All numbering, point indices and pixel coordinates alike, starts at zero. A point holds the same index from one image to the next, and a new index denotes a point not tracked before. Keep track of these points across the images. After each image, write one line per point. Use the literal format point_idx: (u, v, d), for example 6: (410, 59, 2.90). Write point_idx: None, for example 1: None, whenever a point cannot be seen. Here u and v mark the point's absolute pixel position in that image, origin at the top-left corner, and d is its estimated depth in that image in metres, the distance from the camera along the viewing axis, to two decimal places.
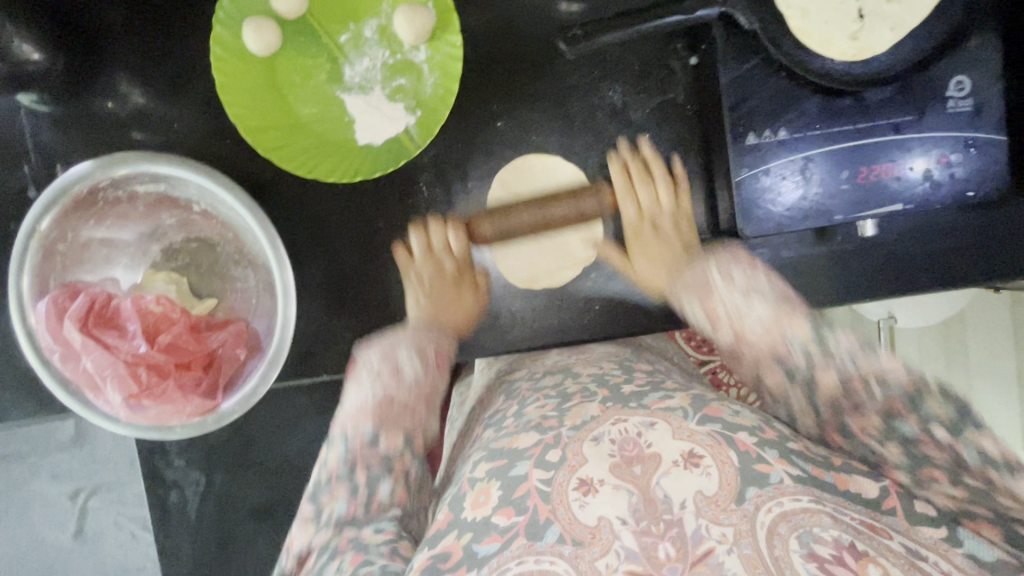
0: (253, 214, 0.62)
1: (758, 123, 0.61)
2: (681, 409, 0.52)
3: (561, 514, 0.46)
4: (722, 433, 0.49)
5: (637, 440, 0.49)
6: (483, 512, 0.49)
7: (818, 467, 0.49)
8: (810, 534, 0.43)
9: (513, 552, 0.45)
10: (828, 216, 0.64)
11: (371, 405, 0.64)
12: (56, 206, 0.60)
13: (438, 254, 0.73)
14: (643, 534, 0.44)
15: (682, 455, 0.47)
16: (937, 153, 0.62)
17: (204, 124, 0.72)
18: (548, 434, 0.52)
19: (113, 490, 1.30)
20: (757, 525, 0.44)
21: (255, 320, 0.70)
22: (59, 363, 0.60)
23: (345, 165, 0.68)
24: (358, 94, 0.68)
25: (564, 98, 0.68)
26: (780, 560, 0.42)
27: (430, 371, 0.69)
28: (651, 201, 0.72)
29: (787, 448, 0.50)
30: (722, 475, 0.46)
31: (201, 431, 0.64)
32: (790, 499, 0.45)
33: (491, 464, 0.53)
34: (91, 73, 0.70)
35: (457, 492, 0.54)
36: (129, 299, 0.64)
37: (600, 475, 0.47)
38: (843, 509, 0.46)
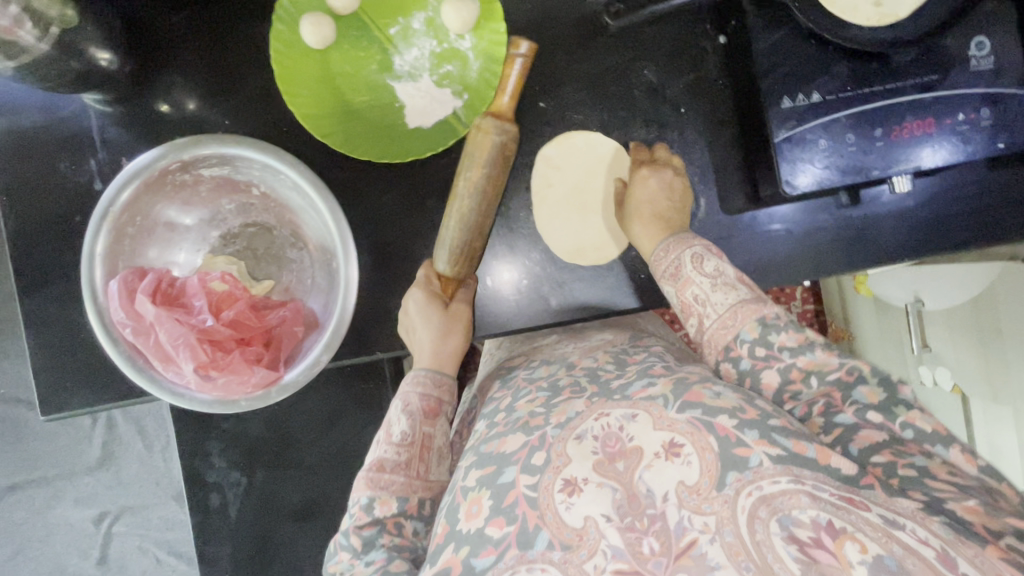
0: (317, 189, 0.64)
1: (790, 88, 0.65)
2: (662, 397, 0.56)
3: (549, 519, 0.51)
4: (702, 420, 0.52)
5: (619, 435, 0.53)
6: (477, 523, 0.54)
7: (801, 442, 0.51)
8: (790, 518, 0.46)
9: (507, 562, 0.50)
10: (866, 172, 0.66)
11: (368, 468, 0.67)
12: (137, 179, 0.62)
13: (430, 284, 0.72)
14: (628, 529, 0.48)
15: (663, 447, 0.51)
16: (965, 109, 0.65)
17: (259, 117, 0.76)
18: (534, 435, 0.57)
19: (137, 514, 1.55)
20: (738, 510, 0.47)
21: (311, 300, 0.73)
22: (130, 337, 0.62)
23: (398, 147, 0.71)
24: (407, 81, 0.72)
25: (603, 77, 0.72)
26: (762, 545, 0.46)
27: (422, 421, 0.69)
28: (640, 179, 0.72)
29: (770, 425, 0.52)
30: (702, 463, 0.50)
31: (265, 403, 0.65)
32: (770, 482, 0.48)
33: (481, 471, 0.57)
34: (153, 73, 0.74)
35: (452, 500, 0.58)
36: (195, 277, 0.66)
37: (583, 474, 0.52)
38: (821, 485, 0.48)
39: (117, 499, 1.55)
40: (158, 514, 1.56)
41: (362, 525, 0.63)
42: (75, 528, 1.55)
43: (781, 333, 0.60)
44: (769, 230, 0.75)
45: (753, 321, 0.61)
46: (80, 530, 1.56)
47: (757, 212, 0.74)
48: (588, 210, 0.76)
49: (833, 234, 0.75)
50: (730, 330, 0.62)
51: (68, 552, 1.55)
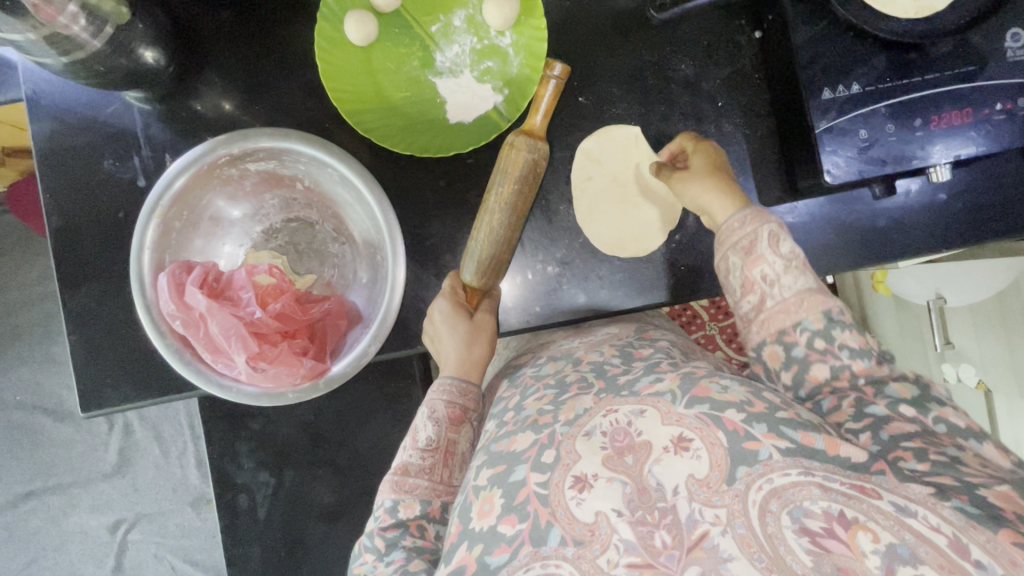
0: (365, 181, 0.65)
1: (830, 79, 0.66)
2: (670, 393, 0.54)
3: (560, 515, 0.49)
4: (709, 415, 0.50)
5: (627, 430, 0.52)
6: (489, 522, 0.52)
7: (809, 434, 0.49)
8: (800, 509, 0.45)
9: (521, 560, 0.49)
10: (906, 161, 0.67)
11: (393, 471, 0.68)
12: (193, 168, 0.63)
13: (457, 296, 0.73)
14: (639, 523, 0.47)
15: (671, 442, 0.50)
16: (1003, 99, 0.65)
17: (300, 114, 0.77)
18: (542, 434, 0.55)
19: (154, 521, 1.54)
20: (750, 504, 0.46)
21: (353, 294, 0.73)
22: (181, 329, 0.62)
23: (439, 141, 0.72)
24: (448, 77, 0.73)
25: (641, 72, 0.74)
26: (775, 538, 0.44)
27: (447, 427, 0.69)
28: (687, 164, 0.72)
29: (777, 419, 0.49)
30: (711, 457, 0.48)
31: (314, 394, 0.65)
32: (779, 475, 0.47)
33: (491, 471, 0.56)
34: (194, 72, 0.75)
35: (464, 500, 0.57)
36: (242, 270, 0.66)
37: (593, 470, 0.50)
38: (832, 475, 0.46)
39: (134, 506, 1.54)
40: (174, 522, 1.55)
41: (385, 527, 0.64)
42: (90, 536, 1.53)
43: (844, 331, 0.60)
44: (804, 221, 0.75)
45: (820, 313, 0.60)
46: (96, 538, 1.54)
47: (793, 204, 0.75)
48: (629, 205, 0.76)
49: (867, 226, 0.76)
50: (792, 316, 0.60)
51: (84, 560, 1.54)
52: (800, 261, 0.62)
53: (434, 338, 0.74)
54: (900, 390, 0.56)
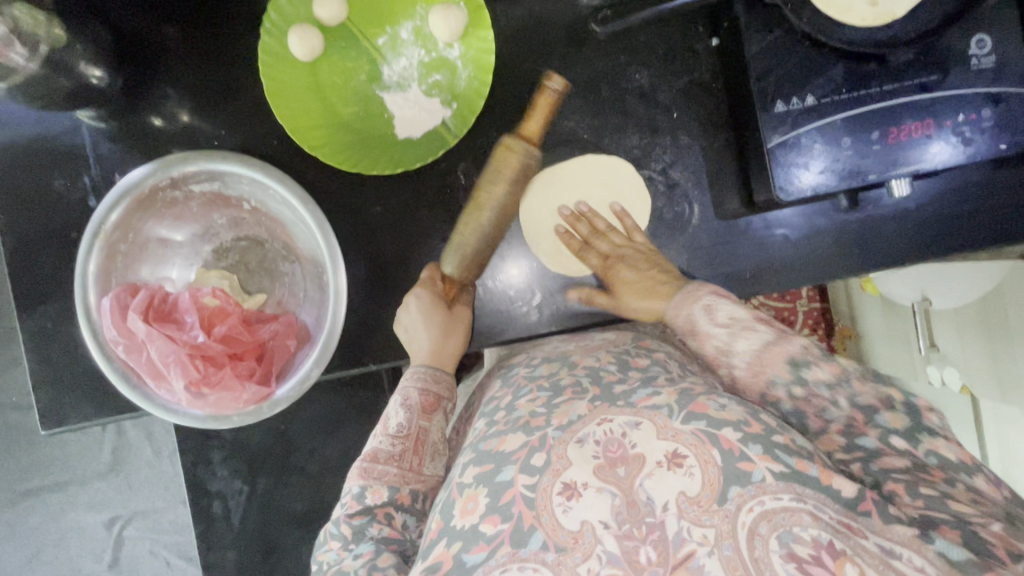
0: (303, 204, 0.66)
1: (784, 91, 0.64)
2: (667, 407, 0.50)
3: (545, 521, 0.47)
4: (706, 432, 0.47)
5: (621, 441, 0.48)
6: (471, 520, 0.49)
7: (804, 461, 0.46)
8: (790, 534, 0.43)
9: (498, 560, 0.46)
10: (862, 176, 0.65)
11: (362, 458, 0.65)
12: (122, 204, 0.63)
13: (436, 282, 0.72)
14: (626, 537, 0.45)
15: (665, 456, 0.47)
16: (964, 110, 0.63)
17: (251, 129, 0.76)
18: (534, 436, 0.52)
19: (146, 519, 1.56)
20: (738, 526, 0.44)
21: (303, 313, 0.73)
22: (123, 355, 0.62)
23: (386, 158, 0.71)
24: (396, 91, 0.72)
25: (594, 83, 0.72)
26: (761, 562, 0.42)
27: (419, 416, 0.67)
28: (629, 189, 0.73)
29: (773, 442, 0.47)
30: (705, 475, 0.46)
31: (258, 418, 0.66)
32: (771, 498, 0.44)
33: (477, 469, 0.52)
34: (143, 89, 0.74)
35: (447, 497, 0.54)
36: (187, 293, 0.66)
37: (582, 478, 0.47)
38: (823, 506, 0.44)
39: (128, 506, 1.55)
40: (167, 520, 1.55)
41: (353, 513, 0.61)
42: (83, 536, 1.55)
43: (812, 369, 0.54)
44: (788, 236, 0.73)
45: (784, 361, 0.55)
46: (93, 535, 1.55)
47: (753, 219, 0.73)
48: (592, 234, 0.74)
49: (835, 239, 0.73)
50: (762, 375, 0.56)
51: (83, 555, 1.55)
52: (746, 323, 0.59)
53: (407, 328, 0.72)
54: (893, 421, 0.50)
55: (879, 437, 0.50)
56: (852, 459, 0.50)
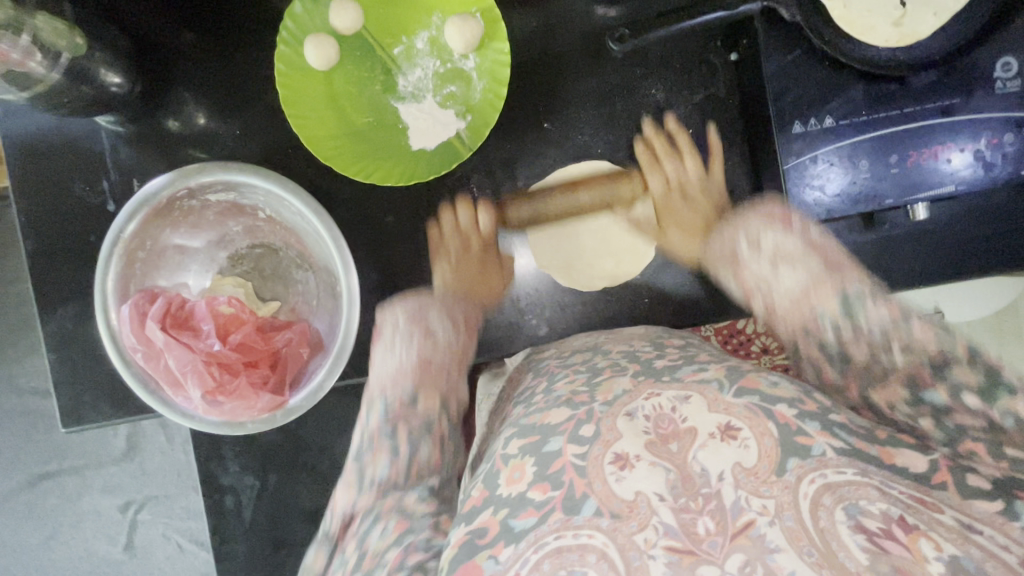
0: (318, 217, 0.66)
1: (802, 112, 0.64)
2: (717, 381, 0.49)
3: (597, 487, 0.44)
4: (759, 406, 0.46)
5: (671, 416, 0.47)
6: (518, 488, 0.47)
7: (862, 440, 0.45)
8: (856, 507, 0.40)
9: (550, 526, 0.43)
10: (878, 200, 0.65)
11: (406, 367, 0.70)
12: (139, 213, 0.64)
13: (466, 232, 0.76)
14: (682, 510, 0.42)
15: (718, 428, 0.45)
16: (987, 134, 0.62)
17: (265, 136, 0.76)
18: (580, 410, 0.51)
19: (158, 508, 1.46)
20: (800, 497, 0.41)
21: (316, 321, 0.74)
22: (142, 362, 0.64)
23: (400, 169, 0.71)
24: (410, 102, 0.72)
25: (608, 96, 0.72)
26: (826, 533, 0.39)
27: (462, 335, 0.74)
28: (678, 168, 0.75)
29: (830, 420, 0.46)
30: (760, 447, 0.43)
31: (271, 425, 0.67)
32: (834, 472, 0.42)
33: (522, 441, 0.51)
34: (160, 94, 0.74)
35: (489, 469, 0.52)
36: (203, 301, 0.67)
37: (636, 451, 0.45)
38: (890, 481, 0.42)
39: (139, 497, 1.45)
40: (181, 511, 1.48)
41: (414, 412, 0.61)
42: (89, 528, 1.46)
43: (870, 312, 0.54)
44: None
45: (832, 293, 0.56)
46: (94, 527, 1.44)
47: None
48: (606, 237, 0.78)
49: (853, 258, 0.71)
50: (807, 307, 0.57)
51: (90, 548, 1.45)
52: (791, 253, 0.61)
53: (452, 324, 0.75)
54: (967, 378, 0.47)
55: (948, 393, 0.47)
56: (917, 417, 0.48)
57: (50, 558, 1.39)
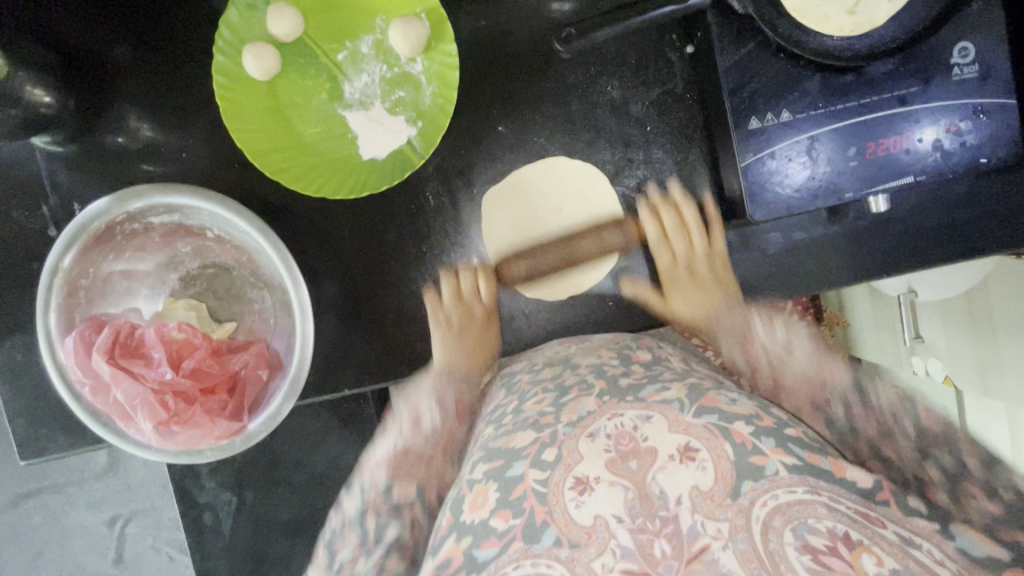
0: (265, 237, 0.65)
1: (759, 107, 0.62)
2: (678, 400, 0.52)
3: (557, 515, 0.47)
4: (717, 424, 0.48)
5: (632, 435, 0.49)
6: (481, 515, 0.49)
7: (815, 455, 0.48)
8: (805, 526, 0.44)
9: (510, 556, 0.46)
10: (838, 194, 0.64)
11: (388, 458, 0.76)
12: (77, 242, 0.62)
13: (467, 300, 0.76)
14: (640, 531, 0.45)
15: (677, 450, 0.47)
16: (946, 121, 0.61)
17: (213, 151, 0.73)
18: (544, 432, 0.52)
19: (147, 517, 1.18)
20: (752, 519, 0.44)
21: (275, 340, 0.72)
22: (90, 397, 0.61)
23: (351, 182, 0.69)
24: (359, 110, 0.69)
25: (565, 97, 0.70)
26: (775, 554, 0.42)
27: (450, 420, 0.78)
28: (687, 248, 0.76)
29: (785, 437, 0.49)
30: (717, 469, 0.46)
31: (231, 451, 0.66)
32: (785, 491, 0.45)
33: (488, 465, 0.52)
34: (99, 111, 0.71)
35: (456, 496, 0.54)
36: (152, 328, 0.65)
37: (594, 473, 0.47)
38: (838, 497, 0.45)
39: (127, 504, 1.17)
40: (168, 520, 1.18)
41: None
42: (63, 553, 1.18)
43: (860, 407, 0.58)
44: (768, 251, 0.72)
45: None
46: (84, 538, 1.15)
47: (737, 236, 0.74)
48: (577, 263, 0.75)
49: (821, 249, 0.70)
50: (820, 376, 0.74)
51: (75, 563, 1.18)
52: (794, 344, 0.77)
53: (443, 328, 0.76)
54: None
55: None
56: None
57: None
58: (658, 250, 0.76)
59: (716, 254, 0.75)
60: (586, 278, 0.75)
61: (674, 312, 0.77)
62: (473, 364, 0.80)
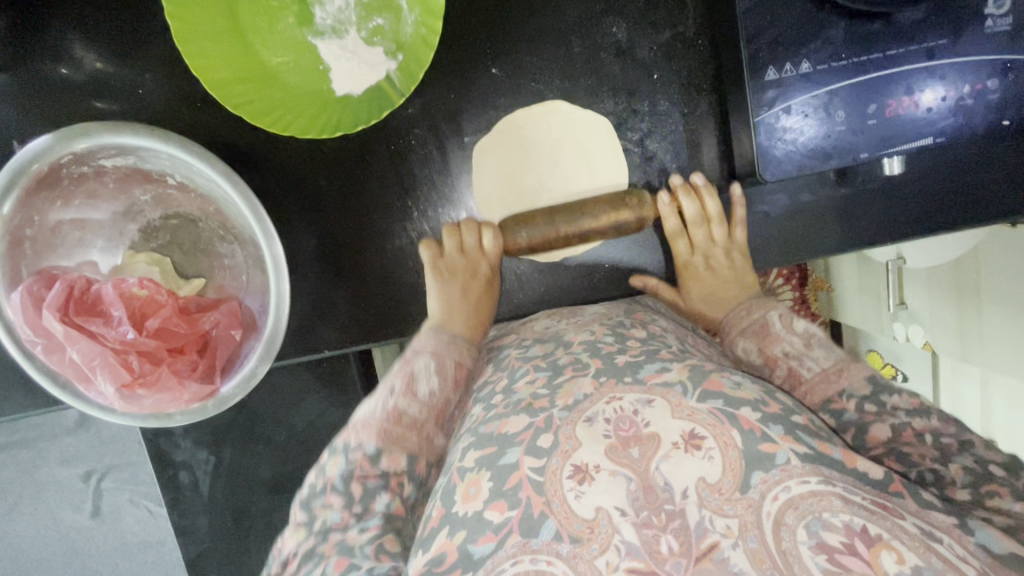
0: (232, 183, 0.58)
1: (777, 56, 0.57)
2: (681, 383, 0.47)
3: (556, 508, 0.41)
4: (724, 410, 0.43)
5: (633, 419, 0.44)
6: (474, 507, 0.43)
7: (825, 442, 0.43)
8: (819, 521, 0.38)
9: (508, 551, 0.40)
10: (852, 154, 0.60)
11: (379, 421, 0.55)
12: (16, 187, 0.55)
13: (471, 254, 0.69)
14: (644, 526, 0.39)
15: (682, 437, 0.42)
16: (971, 80, 0.57)
17: (169, 88, 0.65)
18: (539, 418, 0.47)
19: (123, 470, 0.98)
20: (764, 516, 0.39)
21: (248, 298, 0.67)
22: (42, 356, 0.56)
23: (323, 120, 0.62)
24: (331, 38, 0.62)
25: (563, 37, 0.65)
26: (789, 555, 0.37)
27: (449, 387, 0.60)
28: (687, 133, 0.68)
29: (794, 422, 0.44)
30: (725, 459, 0.41)
31: (204, 415, 0.62)
32: (799, 482, 0.40)
33: (480, 452, 0.47)
34: (38, 37, 0.62)
35: (446, 483, 0.47)
36: (110, 283, 0.59)
37: (595, 461, 0.42)
38: (853, 488, 0.40)
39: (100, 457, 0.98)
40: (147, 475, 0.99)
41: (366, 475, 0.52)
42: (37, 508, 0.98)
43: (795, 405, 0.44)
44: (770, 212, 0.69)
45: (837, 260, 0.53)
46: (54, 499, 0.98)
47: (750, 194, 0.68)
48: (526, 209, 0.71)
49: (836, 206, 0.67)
50: (835, 385, 0.53)
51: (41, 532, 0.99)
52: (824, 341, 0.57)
53: (434, 246, 0.68)
54: None
55: None
56: None
57: (13, 538, 0.99)
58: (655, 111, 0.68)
59: (721, 131, 0.69)
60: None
61: (667, 216, 0.69)
62: (472, 283, 0.68)
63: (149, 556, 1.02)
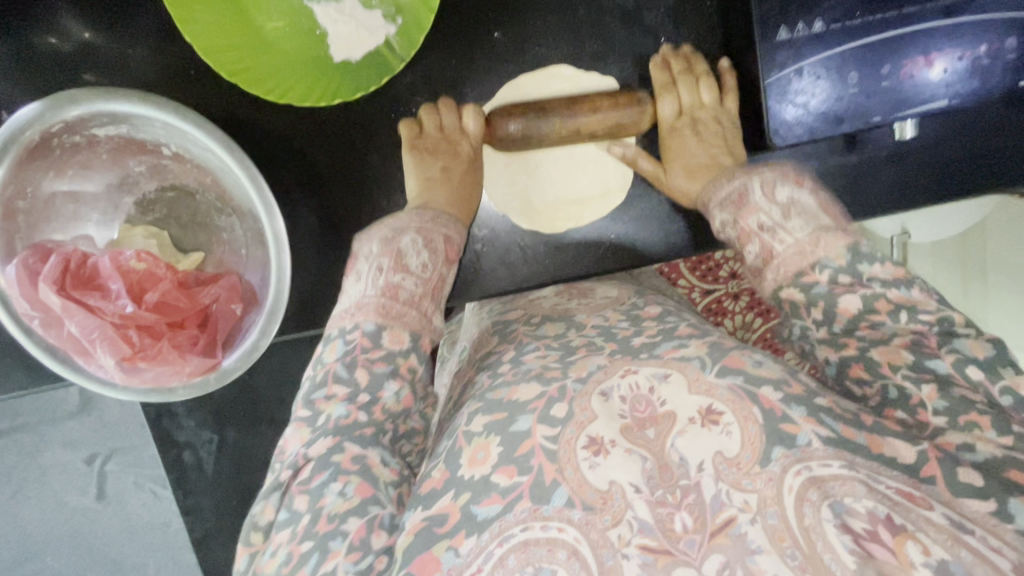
0: (230, 153, 0.57)
1: (791, 14, 0.55)
2: (699, 359, 0.45)
3: (569, 475, 0.40)
4: (744, 389, 0.42)
5: (649, 399, 0.43)
6: (481, 471, 0.42)
7: (850, 426, 0.40)
8: (842, 505, 0.37)
9: (516, 516, 0.39)
10: (866, 118, 0.58)
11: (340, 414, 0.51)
12: (8, 156, 0.53)
13: (450, 135, 0.65)
14: (659, 504, 0.39)
15: (699, 412, 0.41)
16: (985, 40, 0.56)
17: (162, 57, 0.63)
18: (552, 387, 0.45)
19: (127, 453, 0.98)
20: (784, 489, 0.38)
21: (249, 273, 0.66)
22: (40, 330, 0.55)
23: (321, 87, 0.61)
24: (327, 1, 0.60)
25: (568, 0, 0.63)
26: (811, 531, 0.37)
27: (426, 365, 0.57)
28: (692, 96, 0.66)
29: (818, 404, 0.41)
30: (744, 434, 0.40)
31: (206, 390, 0.60)
32: (820, 464, 0.38)
33: (488, 418, 0.45)
34: (25, 4, 0.59)
35: (450, 447, 0.46)
36: (107, 256, 0.58)
37: (610, 436, 0.41)
38: (877, 475, 0.38)
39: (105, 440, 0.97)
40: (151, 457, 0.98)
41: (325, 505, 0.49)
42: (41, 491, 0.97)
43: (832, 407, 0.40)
44: None
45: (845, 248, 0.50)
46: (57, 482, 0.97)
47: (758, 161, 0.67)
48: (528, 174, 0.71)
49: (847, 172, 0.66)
50: (809, 256, 0.51)
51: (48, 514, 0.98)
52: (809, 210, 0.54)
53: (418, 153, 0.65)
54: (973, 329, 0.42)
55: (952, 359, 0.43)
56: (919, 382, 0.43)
57: (18, 521, 0.98)
58: (664, 93, 0.65)
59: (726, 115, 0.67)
60: (587, 211, 0.70)
61: (665, 182, 0.67)
62: (461, 214, 0.66)
63: (155, 538, 1.01)
